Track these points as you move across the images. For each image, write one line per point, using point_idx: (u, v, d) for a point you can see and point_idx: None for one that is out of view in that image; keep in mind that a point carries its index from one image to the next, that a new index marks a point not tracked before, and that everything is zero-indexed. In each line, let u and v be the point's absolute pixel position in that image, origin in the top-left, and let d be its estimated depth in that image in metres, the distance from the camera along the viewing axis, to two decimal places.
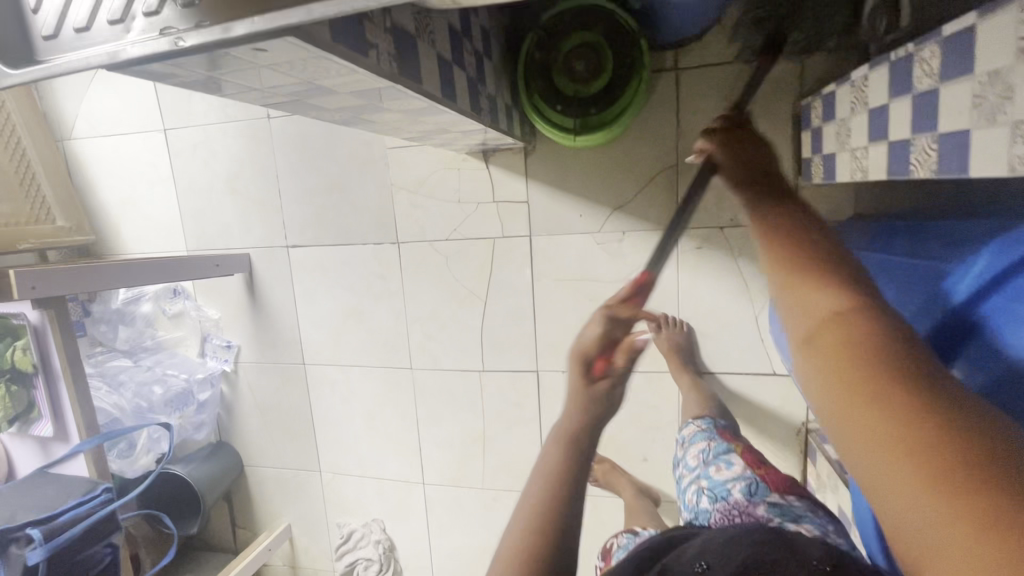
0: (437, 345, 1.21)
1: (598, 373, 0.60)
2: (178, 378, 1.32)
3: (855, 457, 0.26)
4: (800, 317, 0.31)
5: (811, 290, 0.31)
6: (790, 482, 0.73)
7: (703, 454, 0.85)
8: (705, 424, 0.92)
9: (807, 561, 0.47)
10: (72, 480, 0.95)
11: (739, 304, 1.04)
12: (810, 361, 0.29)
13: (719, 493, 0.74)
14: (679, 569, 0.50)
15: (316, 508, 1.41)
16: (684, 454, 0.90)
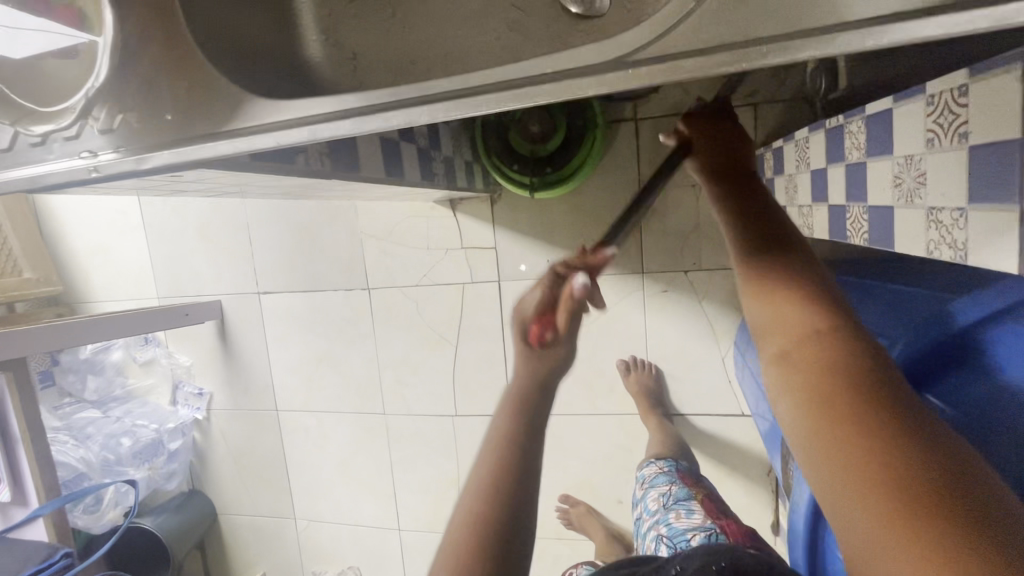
0: (409, 390, 1.20)
1: (536, 338, 0.51)
2: (147, 429, 1.30)
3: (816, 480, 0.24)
4: (777, 331, 0.29)
5: (787, 302, 0.30)
6: (748, 533, 0.73)
7: (663, 499, 0.84)
8: (670, 467, 0.90)
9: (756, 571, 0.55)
10: (31, 545, 0.92)
11: (706, 346, 1.05)
12: (784, 379, 0.27)
13: (678, 542, 0.74)
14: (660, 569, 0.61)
15: (292, 555, 1.38)
16: (645, 496, 0.89)
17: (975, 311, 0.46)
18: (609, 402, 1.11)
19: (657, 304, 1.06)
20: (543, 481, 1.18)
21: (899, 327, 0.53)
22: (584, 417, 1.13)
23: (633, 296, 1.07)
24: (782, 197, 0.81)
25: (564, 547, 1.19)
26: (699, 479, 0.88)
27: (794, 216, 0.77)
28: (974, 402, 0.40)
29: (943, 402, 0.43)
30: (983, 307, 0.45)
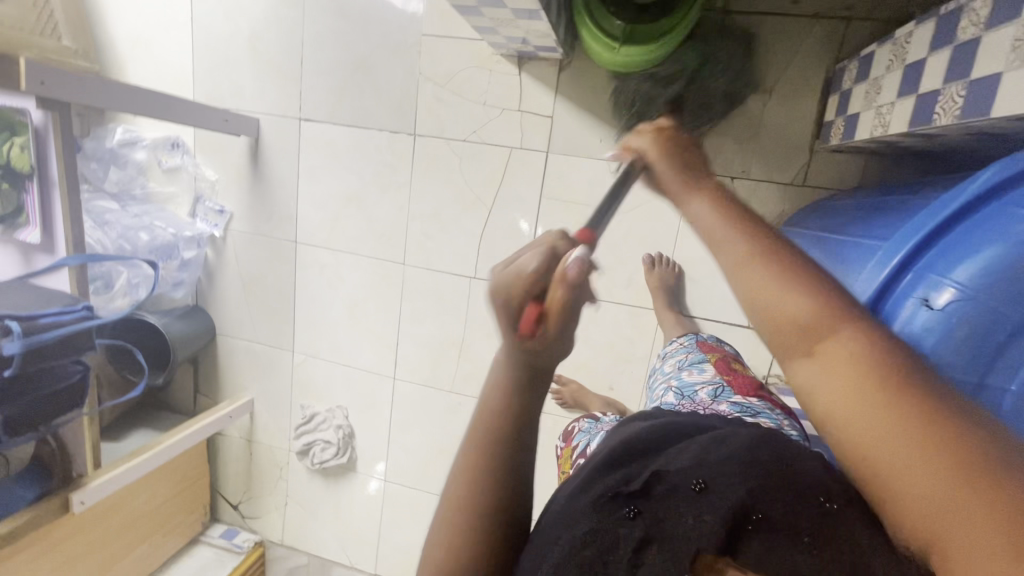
0: (434, 244, 1.22)
1: (527, 326, 0.40)
2: (165, 231, 1.31)
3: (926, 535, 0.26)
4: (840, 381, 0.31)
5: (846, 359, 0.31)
6: (754, 386, 0.81)
7: (679, 362, 0.93)
8: (689, 340, 1.00)
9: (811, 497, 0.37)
10: (53, 292, 0.94)
11: None
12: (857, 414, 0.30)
13: (686, 391, 0.81)
14: (671, 485, 0.41)
15: (283, 386, 1.43)
16: (664, 363, 0.99)
17: (964, 198, 0.45)
18: (625, 293, 1.15)
19: None
20: None
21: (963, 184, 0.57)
22: (597, 304, 1.17)
23: None
24: (859, 103, 0.83)
25: (548, 422, 1.26)
26: (719, 346, 0.96)
27: (869, 119, 0.79)
28: (981, 270, 0.41)
29: (949, 280, 0.43)
30: (971, 191, 0.45)
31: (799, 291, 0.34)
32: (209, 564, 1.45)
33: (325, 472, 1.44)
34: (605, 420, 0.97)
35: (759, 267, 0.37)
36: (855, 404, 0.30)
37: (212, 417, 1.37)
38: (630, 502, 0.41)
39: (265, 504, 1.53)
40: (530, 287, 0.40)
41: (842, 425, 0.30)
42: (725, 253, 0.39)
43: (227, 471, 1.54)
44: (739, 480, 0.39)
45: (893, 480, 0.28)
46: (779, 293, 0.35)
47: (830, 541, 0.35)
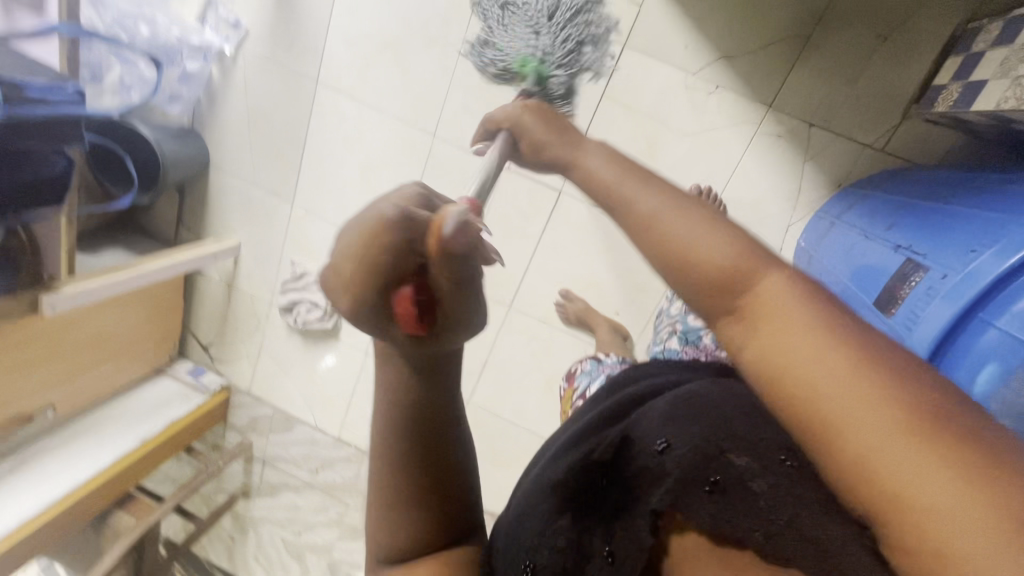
0: (471, 121, 1.11)
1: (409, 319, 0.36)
2: (171, 30, 1.14)
3: (838, 437, 0.29)
4: (809, 343, 0.31)
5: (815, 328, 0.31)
6: None
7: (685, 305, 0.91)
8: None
9: (764, 453, 0.39)
10: (38, 64, 0.80)
11: (781, 208, 1.03)
12: (833, 372, 0.29)
13: (691, 337, 0.80)
14: (636, 446, 0.45)
15: (275, 237, 1.34)
16: (671, 309, 0.98)
17: None
18: None
19: (763, 148, 1.00)
20: (556, 266, 1.19)
21: None
22: None
23: (745, 127, 1.00)
24: (988, 71, 0.75)
25: (546, 332, 1.24)
26: None
27: (997, 89, 0.71)
28: None
29: None
30: None
31: (725, 240, 0.37)
32: (173, 397, 1.44)
33: (305, 333, 1.40)
34: (609, 361, 0.99)
35: (717, 239, 0.37)
36: (797, 334, 0.31)
37: (195, 253, 1.27)
38: (605, 471, 0.46)
39: (237, 352, 1.50)
40: (395, 274, 0.33)
41: (776, 352, 0.32)
42: (653, 207, 0.41)
43: (202, 310, 1.48)
44: (695, 441, 0.41)
45: (818, 393, 0.29)
46: (708, 237, 0.37)
47: (784, 502, 0.37)
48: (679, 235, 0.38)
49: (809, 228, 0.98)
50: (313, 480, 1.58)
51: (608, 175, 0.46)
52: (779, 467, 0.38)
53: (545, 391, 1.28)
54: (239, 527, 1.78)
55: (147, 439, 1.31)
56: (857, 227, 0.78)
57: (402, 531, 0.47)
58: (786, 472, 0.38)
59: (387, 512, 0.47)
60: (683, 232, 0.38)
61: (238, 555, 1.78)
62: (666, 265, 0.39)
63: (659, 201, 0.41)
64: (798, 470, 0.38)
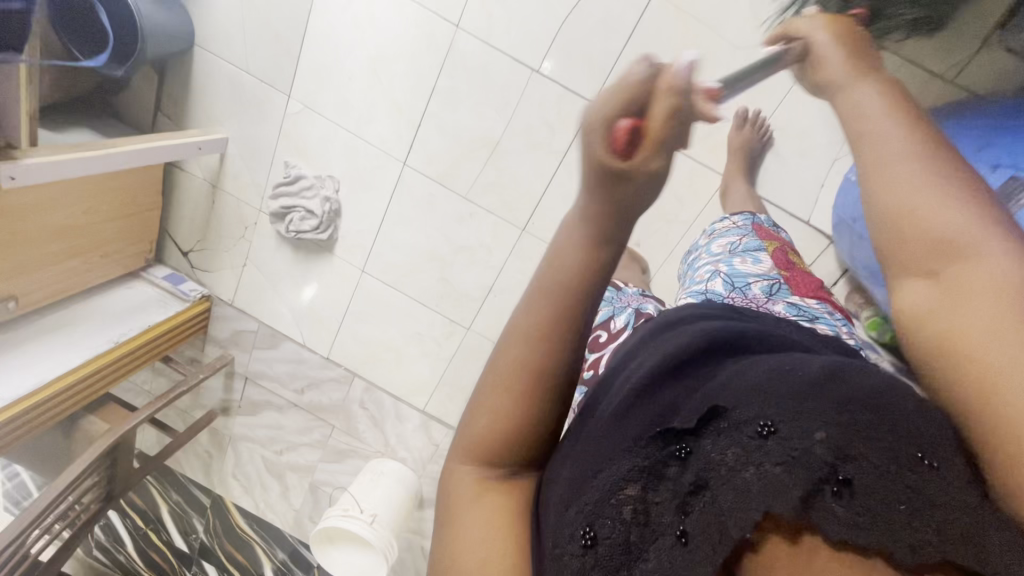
0: (502, 12, 1.00)
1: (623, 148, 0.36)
2: None
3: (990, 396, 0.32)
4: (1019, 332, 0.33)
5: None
6: (813, 286, 0.78)
7: (732, 245, 0.85)
8: (744, 223, 0.90)
9: (897, 454, 0.32)
10: None
11: (829, 140, 0.97)
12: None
13: (739, 283, 0.76)
14: (732, 422, 0.36)
15: (267, 133, 1.21)
16: (708, 243, 0.91)
17: None
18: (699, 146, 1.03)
19: None
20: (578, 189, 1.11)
21: None
22: None
23: None
24: None
25: None
26: (776, 235, 0.88)
27: None
28: None
29: None
30: None
31: (964, 212, 0.38)
32: (149, 302, 1.34)
33: (298, 244, 1.30)
34: (632, 291, 0.91)
35: (948, 205, 0.38)
36: (993, 307, 0.34)
37: (176, 142, 1.14)
38: (682, 440, 0.37)
39: (220, 259, 1.38)
40: (630, 97, 0.35)
41: (963, 319, 0.35)
42: (900, 161, 0.41)
43: (181, 211, 1.35)
44: (827, 426, 0.33)
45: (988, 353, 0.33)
46: (945, 210, 0.38)
47: (926, 512, 0.31)
48: (908, 195, 0.40)
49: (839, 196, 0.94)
50: (297, 400, 1.52)
51: (873, 108, 0.45)
52: (918, 468, 0.32)
53: None
54: (216, 443, 1.73)
55: (120, 342, 1.21)
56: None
57: (508, 431, 0.42)
58: (926, 475, 0.32)
59: (473, 413, 0.43)
60: (914, 192, 0.39)
61: (214, 472, 1.79)
62: (887, 215, 0.41)
63: (919, 166, 0.40)
64: (940, 474, 0.32)
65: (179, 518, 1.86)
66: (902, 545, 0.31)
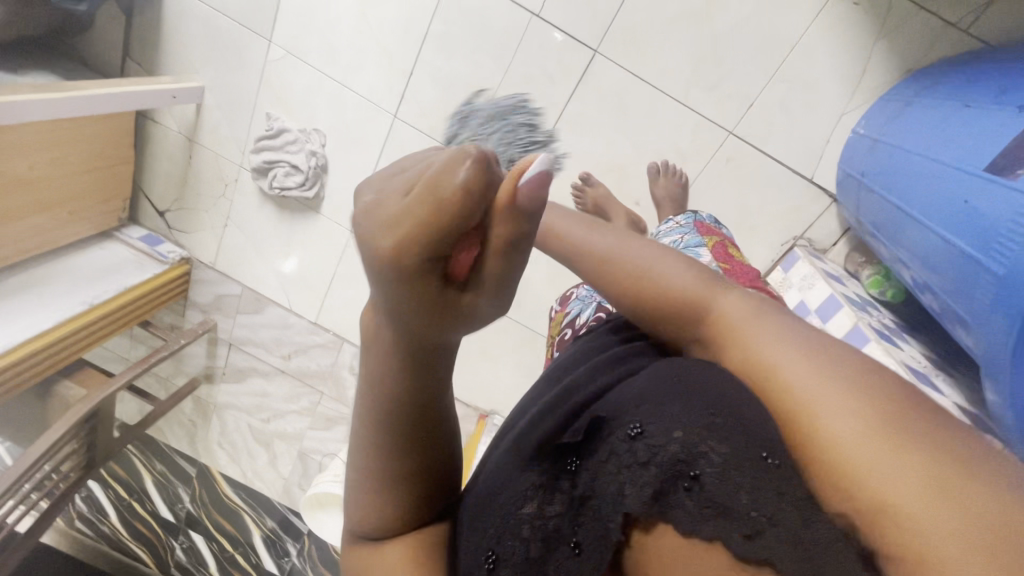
0: None
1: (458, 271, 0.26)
2: None
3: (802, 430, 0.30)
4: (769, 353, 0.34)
5: (772, 342, 0.34)
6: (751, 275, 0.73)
7: (675, 243, 0.82)
8: (687, 220, 0.88)
9: (757, 454, 0.31)
10: None
11: (837, 94, 0.94)
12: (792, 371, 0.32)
13: None
14: (607, 430, 0.35)
15: (248, 82, 1.14)
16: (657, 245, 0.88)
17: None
18: (703, 99, 0.99)
19: (832, 19, 0.90)
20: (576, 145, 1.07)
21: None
22: (665, 100, 1.00)
23: None
24: None
25: None
26: (716, 230, 0.85)
27: None
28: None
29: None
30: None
31: (689, 273, 0.41)
32: (125, 263, 1.27)
33: (282, 202, 1.24)
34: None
35: (674, 266, 0.42)
36: (763, 331, 0.36)
37: (150, 88, 1.06)
38: (574, 454, 0.36)
39: (199, 220, 1.32)
40: (468, 213, 0.24)
41: (733, 353, 0.36)
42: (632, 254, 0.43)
43: (156, 167, 1.27)
44: (688, 431, 0.32)
45: (772, 370, 0.33)
46: (677, 273, 0.41)
47: (789, 518, 0.28)
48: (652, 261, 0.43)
49: (846, 147, 0.95)
50: (284, 366, 1.48)
51: (591, 243, 0.45)
52: (759, 464, 0.30)
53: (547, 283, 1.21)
54: (201, 411, 1.68)
55: (95, 305, 1.15)
56: (900, 146, 0.77)
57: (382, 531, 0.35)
58: (774, 474, 0.30)
59: (379, 492, 0.34)
60: (648, 258, 0.43)
61: (199, 441, 1.75)
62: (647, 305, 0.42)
63: (639, 255, 0.43)
64: (785, 471, 0.30)
65: (164, 487, 1.82)
66: (736, 534, 0.29)
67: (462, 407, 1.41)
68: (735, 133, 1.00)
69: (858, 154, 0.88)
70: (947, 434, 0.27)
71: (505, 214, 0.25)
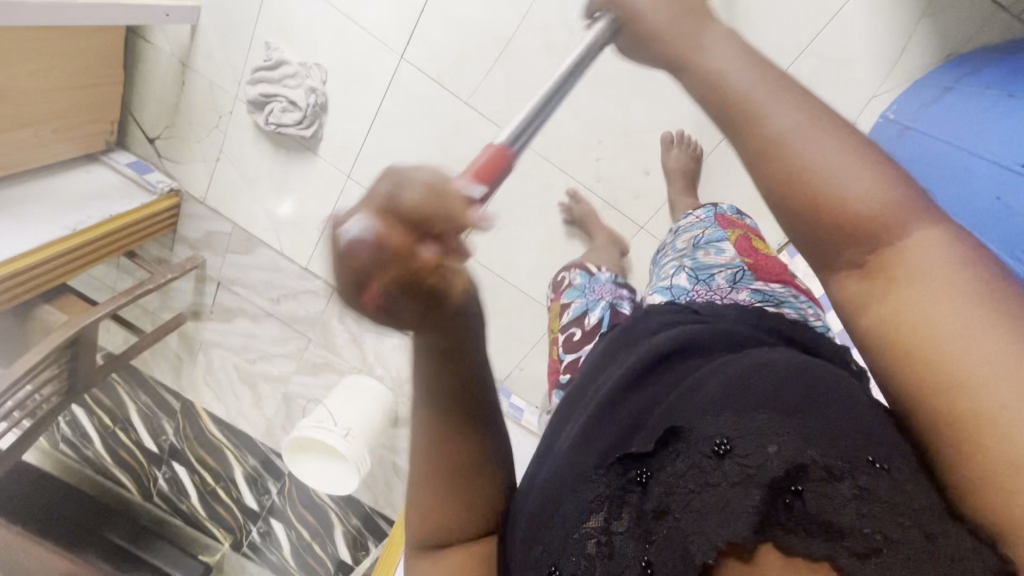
0: None
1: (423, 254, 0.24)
2: None
3: (985, 434, 0.26)
4: (952, 312, 0.27)
5: (953, 295, 0.27)
6: (776, 272, 0.74)
7: (695, 239, 0.82)
8: (707, 216, 0.86)
9: (855, 461, 0.32)
10: None
11: (873, 73, 0.89)
12: (981, 344, 0.26)
13: (703, 277, 0.74)
14: (686, 444, 0.37)
15: (247, 6, 1.06)
16: (675, 238, 0.87)
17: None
18: None
19: None
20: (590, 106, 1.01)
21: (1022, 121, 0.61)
22: None
23: None
24: None
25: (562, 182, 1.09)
26: (740, 224, 0.84)
27: None
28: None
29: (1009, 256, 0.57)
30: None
31: (868, 166, 0.28)
32: (111, 189, 1.22)
33: (277, 139, 1.19)
34: (603, 277, 0.87)
35: (851, 152, 0.28)
36: (946, 276, 0.28)
37: (141, 4, 0.99)
38: (642, 464, 0.38)
39: (191, 151, 1.26)
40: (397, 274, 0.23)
41: (905, 303, 0.28)
42: (783, 121, 0.29)
43: (146, 90, 1.21)
44: (788, 445, 0.33)
45: (958, 336, 0.27)
46: (859, 172, 0.28)
47: (898, 530, 0.30)
48: (824, 141, 0.29)
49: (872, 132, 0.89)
50: (273, 309, 1.46)
51: (741, 81, 0.31)
52: (864, 469, 0.32)
53: (547, 249, 1.18)
54: (186, 347, 1.67)
55: (81, 229, 1.12)
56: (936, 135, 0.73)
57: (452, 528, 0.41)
58: (876, 476, 0.31)
59: (434, 510, 0.41)
60: (822, 153, 0.28)
61: (183, 376, 1.74)
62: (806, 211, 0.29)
63: (795, 117, 0.29)
64: (890, 474, 0.31)
65: (148, 418, 1.83)
66: (851, 553, 0.30)
67: None
68: None
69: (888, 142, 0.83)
70: None
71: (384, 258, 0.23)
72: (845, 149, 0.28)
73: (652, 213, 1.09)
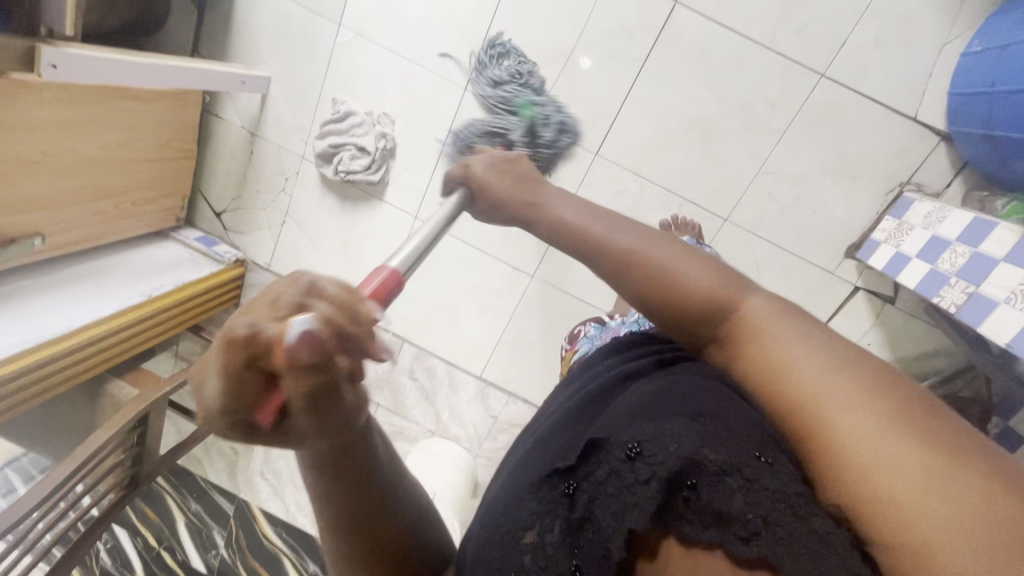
0: None
1: (271, 414, 0.26)
2: None
3: (836, 451, 0.28)
4: (776, 361, 0.32)
5: (775, 344, 0.33)
6: None
7: None
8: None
9: (743, 452, 0.31)
10: None
11: (938, 23, 0.90)
12: (798, 378, 0.30)
13: None
14: (603, 448, 0.35)
15: (315, 69, 1.13)
16: None
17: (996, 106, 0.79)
18: (790, 43, 0.95)
19: None
20: (656, 104, 1.02)
21: (998, 55, 0.80)
22: (750, 47, 0.96)
23: None
24: None
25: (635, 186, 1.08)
26: None
27: None
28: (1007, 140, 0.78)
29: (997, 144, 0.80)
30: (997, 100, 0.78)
31: (704, 266, 0.38)
32: (181, 262, 1.22)
33: (344, 193, 1.20)
34: (614, 323, 0.75)
35: (687, 257, 0.39)
36: (780, 333, 0.33)
37: (222, 71, 1.04)
38: (571, 478, 0.36)
39: (256, 219, 1.27)
40: (256, 381, 0.25)
41: (749, 347, 0.34)
42: (627, 236, 0.42)
43: (215, 166, 1.25)
44: (689, 443, 0.32)
45: (781, 367, 0.32)
46: (694, 266, 0.38)
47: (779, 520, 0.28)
48: (666, 254, 0.40)
49: (958, 71, 0.90)
50: None
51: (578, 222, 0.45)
52: (753, 464, 0.31)
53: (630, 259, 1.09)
54: None
55: (153, 296, 1.10)
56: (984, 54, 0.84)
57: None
58: (766, 471, 0.31)
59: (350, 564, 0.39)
60: (667, 258, 0.39)
61: (239, 473, 1.61)
62: (641, 278, 0.40)
63: (633, 237, 0.42)
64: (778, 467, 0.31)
65: (197, 530, 1.67)
66: (736, 536, 0.29)
67: (534, 411, 1.28)
68: (827, 77, 0.95)
69: (981, 70, 0.83)
70: (974, 445, 0.26)
71: (294, 375, 0.24)
72: (681, 258, 0.39)
73: (736, 203, 1.04)
